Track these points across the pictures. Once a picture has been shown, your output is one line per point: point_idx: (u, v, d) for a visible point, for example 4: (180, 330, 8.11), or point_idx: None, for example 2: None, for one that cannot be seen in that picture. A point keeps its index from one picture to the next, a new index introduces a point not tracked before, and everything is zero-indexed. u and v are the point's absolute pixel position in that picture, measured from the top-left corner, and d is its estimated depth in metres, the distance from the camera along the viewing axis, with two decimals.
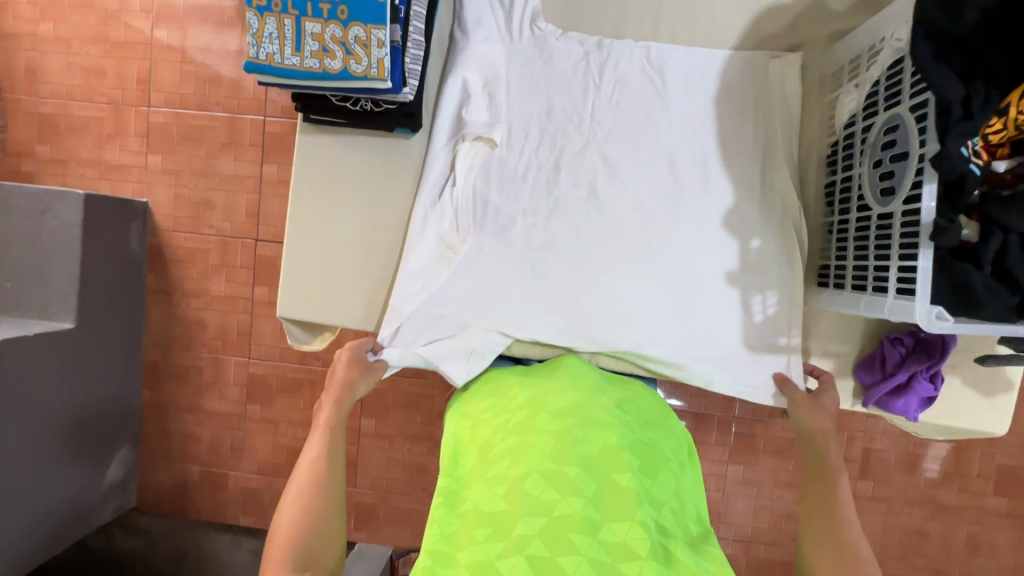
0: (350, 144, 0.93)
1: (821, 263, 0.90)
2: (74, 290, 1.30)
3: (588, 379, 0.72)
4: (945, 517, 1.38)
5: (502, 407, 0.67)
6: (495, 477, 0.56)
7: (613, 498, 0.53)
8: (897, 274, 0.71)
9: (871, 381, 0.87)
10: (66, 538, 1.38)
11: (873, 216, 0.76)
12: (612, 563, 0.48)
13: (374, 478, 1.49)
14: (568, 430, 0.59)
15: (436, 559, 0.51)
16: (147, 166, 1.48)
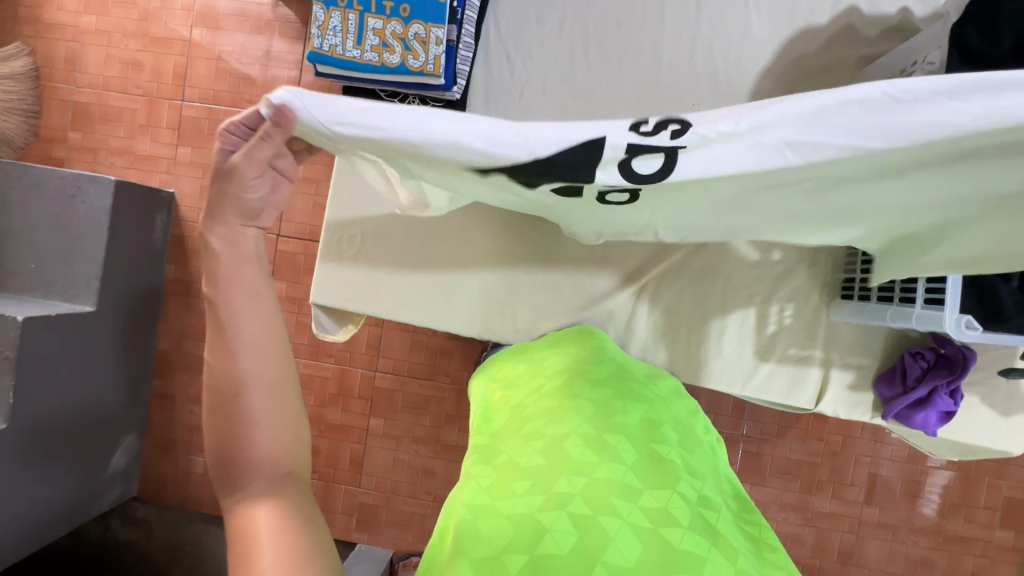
0: None
1: (845, 276, 0.88)
2: (97, 274, 1.32)
3: (618, 356, 0.74)
4: (951, 548, 1.37)
5: (537, 369, 0.68)
6: (532, 431, 0.55)
7: (655, 469, 0.51)
8: (925, 285, 0.74)
9: (892, 395, 0.86)
10: (64, 526, 1.36)
11: None
12: (655, 531, 0.45)
13: (378, 479, 1.48)
14: (605, 401, 0.59)
15: (475, 513, 0.48)
16: (176, 158, 1.51)
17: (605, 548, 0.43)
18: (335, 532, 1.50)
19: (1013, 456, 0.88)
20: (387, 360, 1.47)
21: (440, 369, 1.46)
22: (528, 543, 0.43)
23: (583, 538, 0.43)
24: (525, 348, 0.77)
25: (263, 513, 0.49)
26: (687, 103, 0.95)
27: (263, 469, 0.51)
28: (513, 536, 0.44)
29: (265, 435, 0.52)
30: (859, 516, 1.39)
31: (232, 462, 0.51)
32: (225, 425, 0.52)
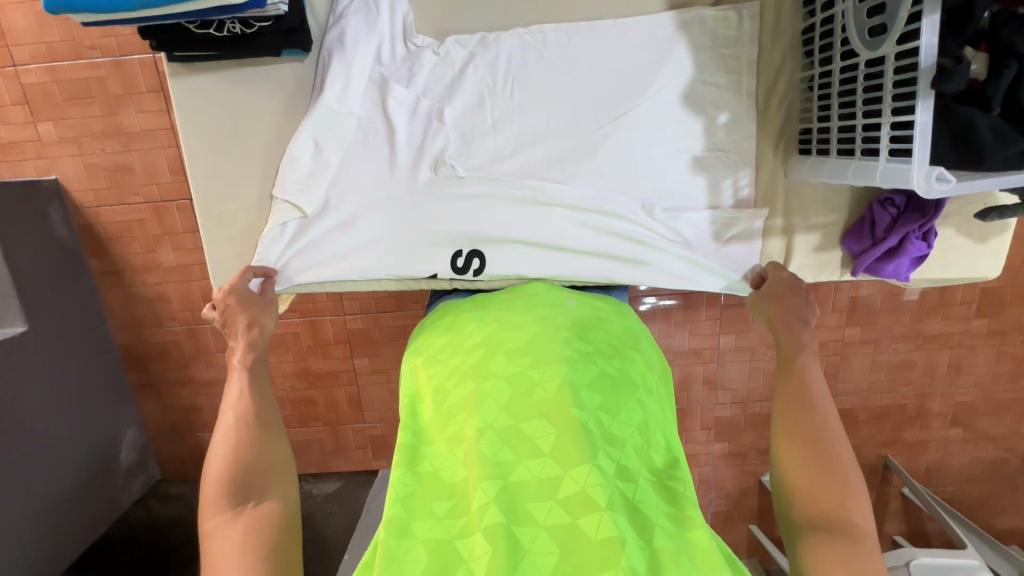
0: (258, 81, 0.90)
1: (801, 127, 0.91)
2: (13, 291, 1.23)
3: (548, 306, 0.75)
4: (929, 346, 1.44)
5: (458, 346, 0.69)
6: (452, 430, 0.58)
7: (573, 443, 0.54)
8: (889, 134, 0.73)
9: (858, 250, 0.91)
10: (100, 523, 1.45)
11: (860, 63, 0.75)
12: (573, 524, 0.49)
13: (381, 411, 1.52)
14: (524, 374, 0.60)
15: (394, 532, 0.52)
16: (41, 138, 1.29)
17: (521, 560, 0.47)
18: (357, 464, 1.58)
19: (989, 279, 0.92)
20: (353, 301, 1.41)
21: (408, 297, 1.41)
22: (450, 569, 0.48)
23: (496, 552, 0.47)
24: (450, 316, 0.78)
25: (229, 540, 0.58)
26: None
27: (253, 496, 0.61)
28: (433, 563, 0.49)
29: (262, 459, 0.65)
30: (843, 338, 1.43)
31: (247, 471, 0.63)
32: (229, 455, 0.63)
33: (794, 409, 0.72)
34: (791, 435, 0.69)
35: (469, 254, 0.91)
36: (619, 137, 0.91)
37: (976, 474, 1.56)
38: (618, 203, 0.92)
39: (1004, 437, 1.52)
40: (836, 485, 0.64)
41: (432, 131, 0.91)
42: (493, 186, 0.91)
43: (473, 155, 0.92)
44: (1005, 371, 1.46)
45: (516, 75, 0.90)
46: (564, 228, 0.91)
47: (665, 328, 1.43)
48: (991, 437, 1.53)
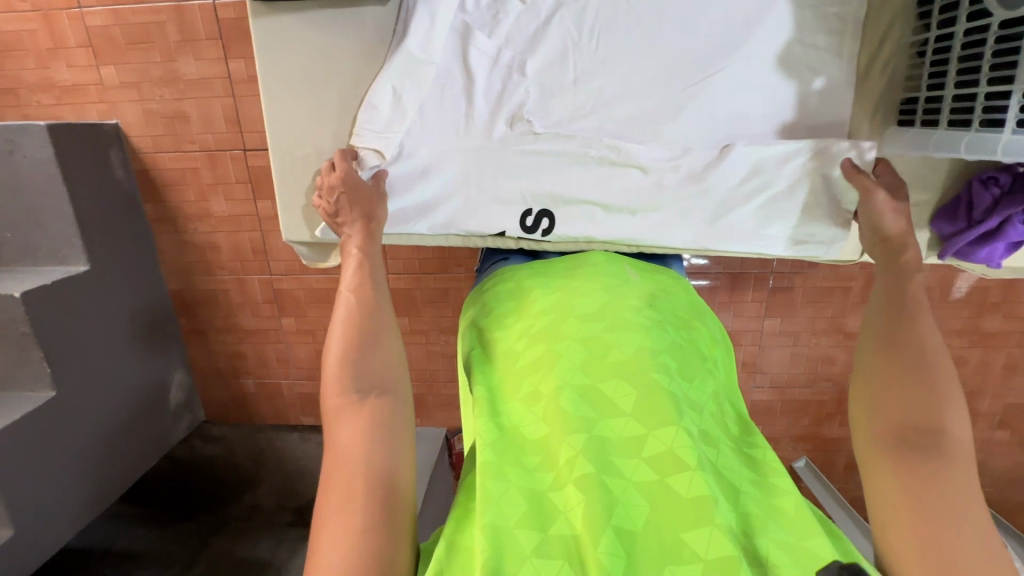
0: (338, 24, 0.89)
1: (904, 97, 0.86)
2: (76, 231, 1.27)
3: (613, 274, 0.77)
4: (986, 344, 1.38)
5: (524, 314, 0.73)
6: (529, 391, 0.62)
7: (655, 405, 0.57)
8: (1020, 103, 0.68)
9: (949, 231, 0.91)
10: (149, 458, 1.53)
11: (993, 24, 0.70)
12: (662, 480, 0.52)
13: (417, 371, 1.54)
14: (598, 340, 0.63)
15: (481, 477, 0.55)
16: (103, 82, 1.31)
17: (614, 507, 0.50)
18: None
19: None
20: (397, 260, 1.42)
21: (452, 260, 1.41)
22: (543, 515, 0.52)
23: (590, 500, 0.50)
24: (514, 285, 0.81)
25: (352, 425, 0.62)
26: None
27: (372, 387, 0.65)
28: (526, 509, 0.52)
29: (381, 353, 0.69)
30: None
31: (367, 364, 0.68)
32: (345, 348, 0.69)
33: (901, 336, 0.71)
34: (888, 359, 0.69)
35: (539, 211, 0.94)
36: (704, 96, 0.88)
37: (1018, 478, 1.52)
38: (694, 166, 0.91)
39: None
40: (924, 392, 0.64)
41: (511, 85, 0.89)
42: (567, 146, 0.91)
43: (551, 113, 0.91)
44: None
45: (603, 32, 0.86)
46: (631, 192, 0.93)
47: (707, 307, 1.41)
48: None
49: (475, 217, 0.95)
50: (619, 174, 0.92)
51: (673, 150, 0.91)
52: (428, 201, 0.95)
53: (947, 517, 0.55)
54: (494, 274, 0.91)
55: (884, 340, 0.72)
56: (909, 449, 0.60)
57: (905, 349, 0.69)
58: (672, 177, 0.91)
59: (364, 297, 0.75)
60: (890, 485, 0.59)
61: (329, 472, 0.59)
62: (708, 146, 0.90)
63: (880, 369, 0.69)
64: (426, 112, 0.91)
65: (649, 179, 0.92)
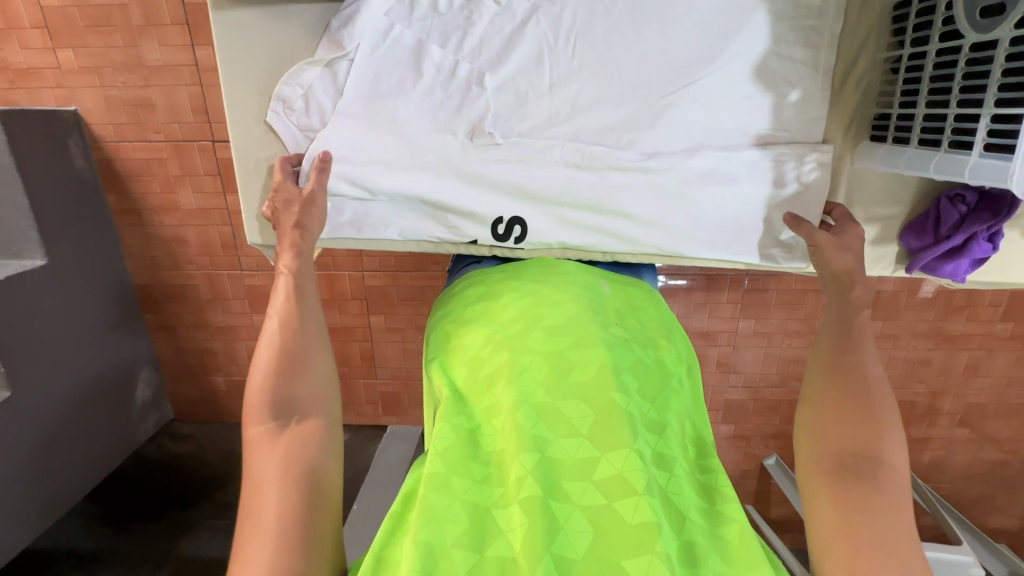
0: (304, 19, 0.86)
1: (878, 110, 0.88)
2: (32, 224, 1.21)
3: (583, 286, 0.76)
4: (950, 346, 1.42)
5: (491, 319, 0.71)
6: (488, 402, 0.61)
7: (612, 427, 0.56)
8: (988, 126, 0.69)
9: (918, 246, 0.92)
10: (114, 458, 1.48)
11: (965, 45, 0.70)
12: (609, 504, 0.52)
13: (394, 369, 1.52)
14: (561, 356, 0.63)
15: (430, 490, 0.54)
16: (61, 66, 1.24)
17: (556, 533, 0.50)
18: (366, 419, 1.60)
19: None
20: (372, 257, 1.39)
21: (428, 258, 1.39)
22: (484, 534, 0.52)
23: (533, 524, 0.50)
24: (483, 289, 0.80)
25: (272, 452, 0.61)
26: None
27: (295, 415, 0.64)
28: (468, 526, 0.52)
29: (302, 381, 0.67)
30: None
31: (289, 392, 0.65)
32: (265, 375, 0.66)
33: (852, 368, 0.72)
34: (838, 387, 0.71)
35: (509, 218, 0.92)
36: (683, 105, 0.87)
37: (976, 473, 1.58)
38: (664, 173, 0.90)
39: (1010, 440, 1.53)
40: (869, 426, 0.66)
41: (471, 97, 0.87)
42: (536, 151, 0.90)
43: (516, 125, 0.90)
44: None
45: (568, 45, 0.85)
46: (603, 197, 0.92)
47: (684, 308, 1.42)
48: (996, 440, 1.54)
49: (445, 223, 0.94)
50: (589, 179, 0.91)
51: (646, 155, 0.90)
52: (398, 206, 0.94)
53: (877, 548, 0.56)
54: (466, 278, 0.89)
55: (835, 369, 0.73)
56: (851, 481, 0.61)
57: (857, 380, 0.71)
58: (643, 182, 0.91)
59: (287, 317, 0.72)
60: (830, 513, 0.60)
61: (247, 504, 0.58)
62: (680, 156, 0.90)
63: (831, 396, 0.70)
64: (393, 114, 0.88)
65: (619, 184, 0.91)
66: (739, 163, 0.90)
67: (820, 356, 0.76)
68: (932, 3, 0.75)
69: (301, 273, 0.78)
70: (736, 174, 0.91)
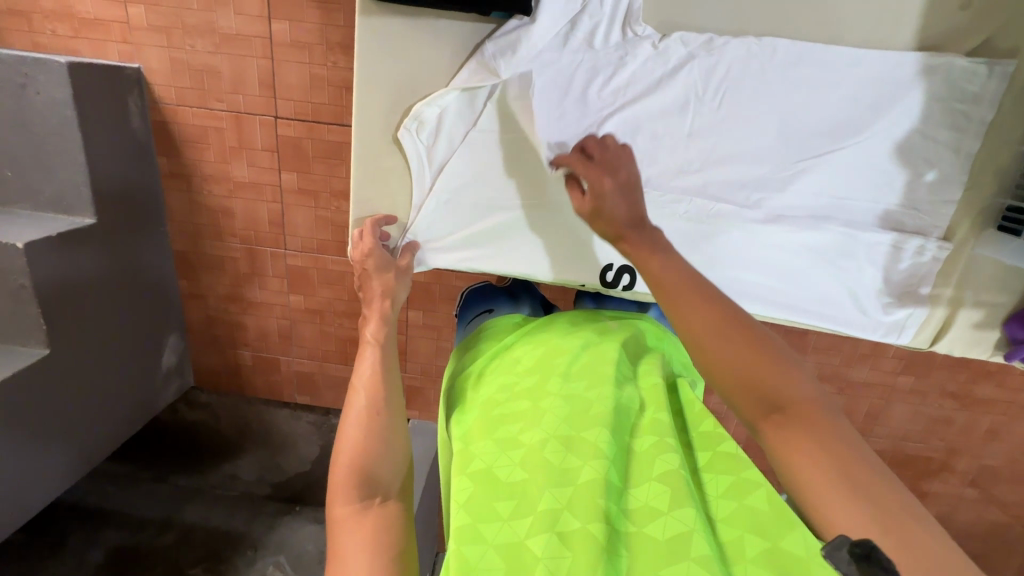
0: (450, 40, 0.85)
1: (1014, 200, 0.91)
2: (86, 180, 1.20)
3: (590, 329, 0.80)
4: (973, 409, 1.45)
5: (507, 370, 0.75)
6: (508, 442, 0.63)
7: None
8: None
9: (1022, 337, 0.95)
10: (135, 420, 1.47)
11: None
12: (639, 532, 0.55)
13: (423, 365, 1.52)
14: (579, 394, 0.66)
15: (462, 539, 0.56)
16: (129, 21, 1.21)
17: (598, 562, 0.51)
18: None
19: None
20: None
21: None
22: (521, 566, 0.53)
23: (569, 557, 0.52)
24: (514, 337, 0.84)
25: (357, 534, 0.59)
26: (836, 18, 0.85)
27: (378, 494, 0.62)
28: (505, 564, 0.53)
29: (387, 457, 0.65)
30: (892, 384, 1.44)
31: (375, 470, 0.63)
32: (353, 454, 0.64)
33: (763, 365, 0.59)
34: (762, 399, 0.58)
35: (620, 263, 1.02)
36: (813, 171, 0.92)
37: (975, 531, 1.62)
38: (784, 234, 0.97)
39: (1015, 505, 1.57)
40: (827, 436, 0.55)
41: (604, 145, 0.93)
42: (664, 199, 0.96)
43: (648, 168, 0.94)
44: None
45: (712, 100, 0.89)
46: (726, 247, 0.99)
47: None
48: (1003, 503, 1.57)
49: (553, 258, 1.02)
50: (718, 231, 0.98)
51: (770, 214, 0.96)
52: (512, 238, 1.01)
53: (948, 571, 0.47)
54: (477, 327, 0.93)
55: (741, 369, 0.59)
56: (785, 422, 0.56)
57: (773, 378, 0.58)
58: (762, 240, 0.98)
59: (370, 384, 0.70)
60: (807, 454, 0.54)
61: None
62: (792, 222, 0.96)
63: (768, 417, 0.57)
64: (511, 149, 0.95)
65: (740, 239, 0.98)
66: (862, 239, 0.96)
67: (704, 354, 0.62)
68: None
69: (387, 343, 0.77)
70: (857, 247, 0.96)
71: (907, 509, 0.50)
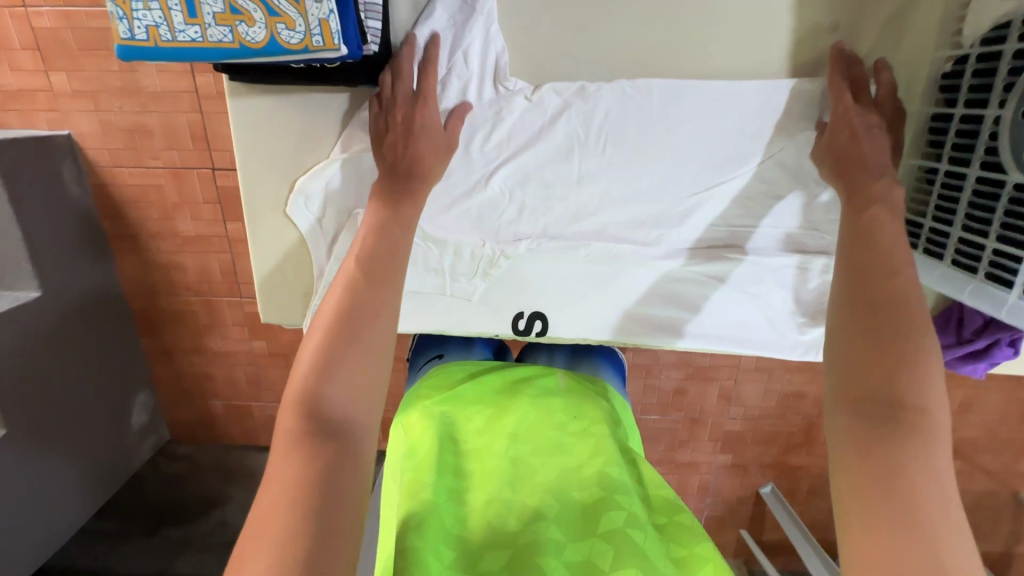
0: (324, 111, 0.84)
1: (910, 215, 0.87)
2: (26, 257, 1.18)
3: (542, 380, 0.83)
4: (946, 383, 1.45)
5: (456, 411, 0.77)
6: (452, 490, 0.65)
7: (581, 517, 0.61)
8: None
9: (938, 343, 0.94)
10: (110, 482, 1.46)
11: (1009, 183, 0.69)
12: None
13: (395, 395, 1.52)
14: (527, 450, 0.69)
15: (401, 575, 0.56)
16: (53, 89, 1.19)
17: None
18: None
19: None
20: None
21: None
22: None
23: None
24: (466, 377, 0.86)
25: (297, 459, 0.48)
26: (712, 53, 0.81)
27: (338, 417, 0.51)
28: None
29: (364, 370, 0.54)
30: None
31: (342, 381, 0.52)
32: (317, 360, 0.53)
33: (883, 340, 0.53)
34: (859, 368, 0.52)
35: (531, 311, 0.97)
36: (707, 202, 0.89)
37: (965, 502, 1.62)
38: (685, 267, 0.94)
39: (998, 472, 1.57)
40: (913, 427, 0.48)
41: (490, 198, 0.89)
42: (563, 248, 0.92)
43: (541, 218, 0.91)
44: (1014, 414, 1.48)
45: (596, 146, 0.86)
46: (628, 286, 0.96)
47: None
48: (986, 471, 1.57)
49: (469, 311, 0.97)
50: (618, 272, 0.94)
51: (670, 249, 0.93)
52: (419, 301, 0.96)
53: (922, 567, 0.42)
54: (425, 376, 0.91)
55: (869, 331, 0.54)
56: (891, 415, 0.49)
57: (893, 367, 0.51)
58: (666, 276, 0.94)
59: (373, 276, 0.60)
60: (845, 426, 0.50)
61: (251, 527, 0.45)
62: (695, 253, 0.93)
63: (850, 376, 0.53)
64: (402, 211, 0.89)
65: (640, 276, 0.95)
66: (769, 263, 0.92)
67: (848, 302, 0.57)
68: (977, 127, 0.74)
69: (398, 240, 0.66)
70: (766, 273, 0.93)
71: (938, 519, 0.44)
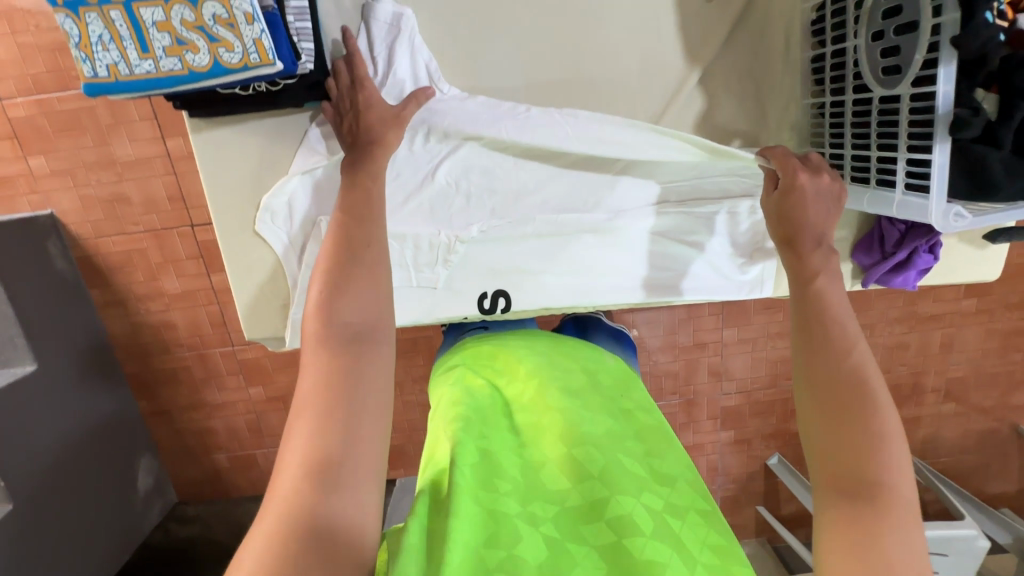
0: (277, 132, 0.92)
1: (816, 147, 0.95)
2: (20, 331, 1.23)
3: (583, 355, 0.80)
4: (923, 327, 1.49)
5: (506, 366, 0.75)
6: (499, 439, 0.63)
7: (627, 480, 0.59)
8: (905, 168, 0.78)
9: (868, 262, 1.00)
10: (122, 551, 1.45)
11: (874, 97, 0.79)
12: (619, 542, 0.54)
13: (395, 421, 1.53)
14: (577, 408, 0.66)
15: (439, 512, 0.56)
16: (33, 172, 1.26)
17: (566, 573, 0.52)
18: None
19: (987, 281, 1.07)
20: None
21: None
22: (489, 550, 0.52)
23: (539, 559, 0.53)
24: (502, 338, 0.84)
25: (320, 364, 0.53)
26: (609, 35, 0.94)
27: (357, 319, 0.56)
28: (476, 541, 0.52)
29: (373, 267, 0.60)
30: None
31: (353, 283, 0.58)
32: (327, 270, 0.59)
33: (853, 427, 0.54)
34: (832, 452, 0.53)
35: (495, 290, 1.00)
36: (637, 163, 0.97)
37: (970, 444, 1.64)
38: (626, 226, 1.00)
39: (994, 409, 1.60)
40: (884, 515, 0.49)
41: (439, 189, 0.96)
42: (511, 225, 0.98)
43: (490, 200, 0.97)
44: (995, 348, 1.53)
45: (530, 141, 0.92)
46: (583, 250, 1.01)
47: (669, 325, 1.47)
48: (982, 410, 1.60)
49: (439, 300, 1.00)
50: (571, 239, 1.00)
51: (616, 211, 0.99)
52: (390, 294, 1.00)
53: None
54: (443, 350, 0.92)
55: (835, 415, 0.55)
56: (860, 506, 0.50)
57: (857, 448, 0.53)
58: (616, 236, 1.00)
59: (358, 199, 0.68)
60: (832, 521, 0.50)
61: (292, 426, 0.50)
62: (635, 210, 0.99)
63: (824, 466, 0.53)
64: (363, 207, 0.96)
65: (591, 240, 1.00)
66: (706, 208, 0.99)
67: (808, 384, 0.58)
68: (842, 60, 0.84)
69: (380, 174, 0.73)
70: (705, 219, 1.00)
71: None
